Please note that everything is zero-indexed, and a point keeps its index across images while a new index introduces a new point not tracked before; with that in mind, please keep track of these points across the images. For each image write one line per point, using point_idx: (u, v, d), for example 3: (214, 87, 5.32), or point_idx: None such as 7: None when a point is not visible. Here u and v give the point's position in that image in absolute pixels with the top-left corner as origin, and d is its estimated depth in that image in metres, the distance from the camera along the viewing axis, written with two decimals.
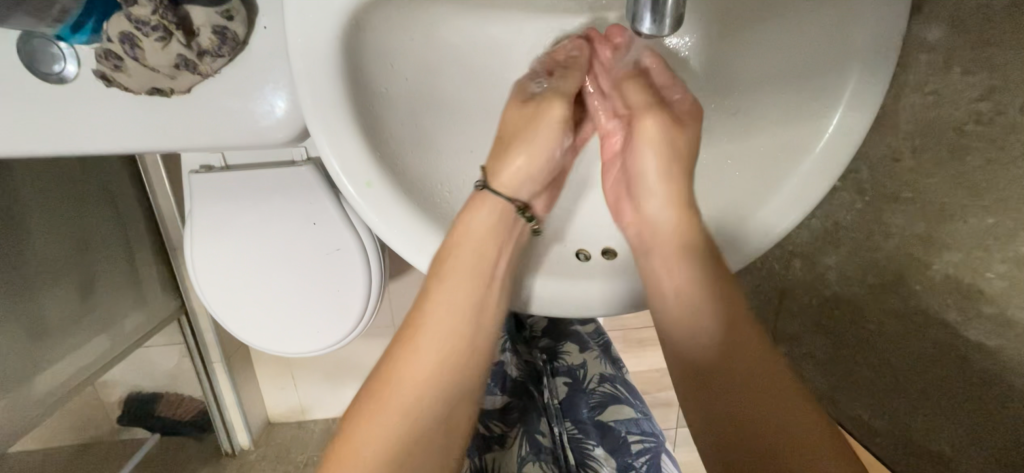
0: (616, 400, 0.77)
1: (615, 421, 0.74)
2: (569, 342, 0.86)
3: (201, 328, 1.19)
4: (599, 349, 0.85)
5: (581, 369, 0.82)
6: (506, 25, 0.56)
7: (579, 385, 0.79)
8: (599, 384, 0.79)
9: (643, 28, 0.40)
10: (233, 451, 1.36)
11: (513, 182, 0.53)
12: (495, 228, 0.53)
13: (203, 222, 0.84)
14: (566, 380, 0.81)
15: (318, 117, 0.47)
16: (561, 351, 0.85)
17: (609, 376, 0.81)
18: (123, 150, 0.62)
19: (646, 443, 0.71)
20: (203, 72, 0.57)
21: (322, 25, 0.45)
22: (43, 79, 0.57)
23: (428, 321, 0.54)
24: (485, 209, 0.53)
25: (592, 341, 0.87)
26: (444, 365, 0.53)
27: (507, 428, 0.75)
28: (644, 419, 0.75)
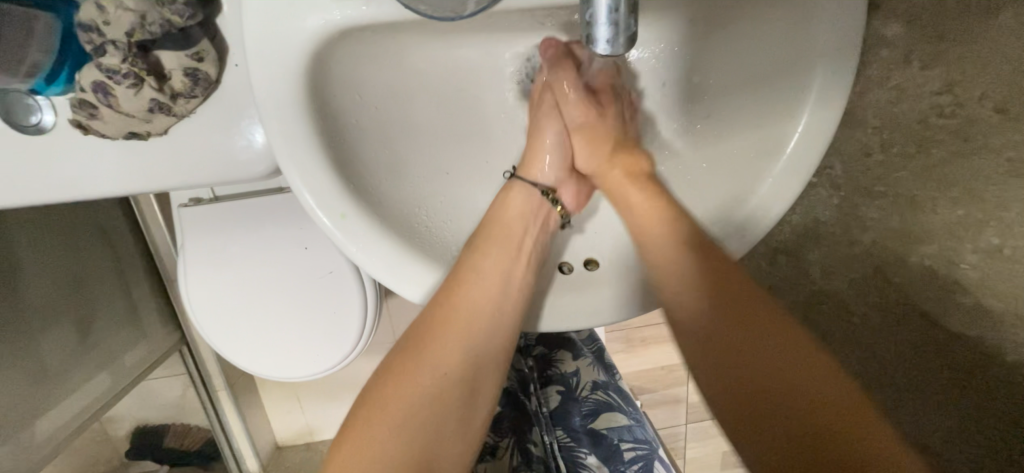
0: (609, 407, 0.88)
1: (608, 428, 0.85)
2: (563, 350, 0.96)
3: (203, 357, 1.36)
4: (592, 356, 0.96)
5: (573, 377, 0.92)
6: (475, 47, 0.55)
7: (572, 393, 0.90)
8: (591, 391, 0.90)
9: (598, 48, 0.38)
10: None
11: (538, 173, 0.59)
12: (526, 210, 0.57)
13: (198, 254, 1.08)
14: (559, 388, 0.91)
15: (287, 154, 0.46)
16: (555, 359, 0.95)
17: (602, 383, 0.91)
18: (106, 195, 0.62)
19: (638, 451, 0.83)
20: (178, 113, 0.57)
21: (283, 64, 0.44)
22: (22, 131, 0.58)
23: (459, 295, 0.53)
24: (518, 195, 0.58)
25: (586, 349, 0.97)
26: (472, 343, 0.54)
27: (499, 438, 0.84)
28: (636, 427, 0.87)
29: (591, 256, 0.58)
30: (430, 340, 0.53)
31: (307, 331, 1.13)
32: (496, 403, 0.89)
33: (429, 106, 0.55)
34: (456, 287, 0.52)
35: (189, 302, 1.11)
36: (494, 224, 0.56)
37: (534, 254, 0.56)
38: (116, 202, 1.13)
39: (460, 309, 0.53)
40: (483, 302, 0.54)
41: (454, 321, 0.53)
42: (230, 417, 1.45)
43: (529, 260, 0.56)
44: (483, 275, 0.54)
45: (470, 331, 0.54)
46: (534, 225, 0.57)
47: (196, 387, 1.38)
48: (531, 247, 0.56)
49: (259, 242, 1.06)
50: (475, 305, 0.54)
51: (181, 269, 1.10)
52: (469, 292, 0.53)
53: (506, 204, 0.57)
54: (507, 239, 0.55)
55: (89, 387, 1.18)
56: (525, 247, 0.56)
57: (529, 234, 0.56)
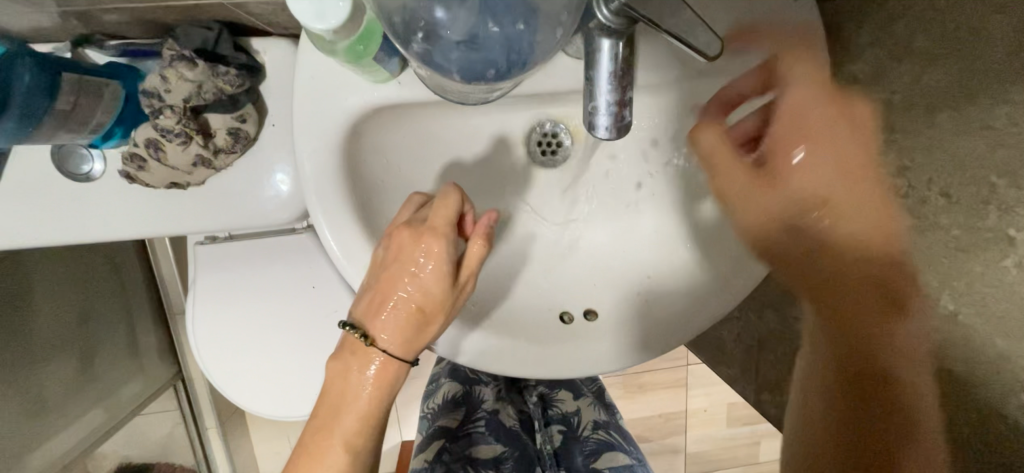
0: (610, 447, 0.88)
1: (609, 468, 0.85)
2: (563, 390, 0.98)
3: (195, 391, 1.42)
4: (593, 396, 0.97)
5: (575, 417, 0.93)
6: (488, 117, 0.61)
7: (573, 433, 0.91)
8: (593, 431, 0.91)
9: (601, 131, 0.43)
10: None
11: (402, 333, 0.51)
12: (388, 337, 0.50)
13: (206, 289, 1.11)
14: (560, 428, 0.92)
15: (322, 214, 0.52)
16: (556, 400, 0.96)
17: (603, 423, 0.92)
18: (135, 236, 0.67)
19: None
20: (218, 166, 0.63)
21: (323, 137, 0.50)
22: (71, 179, 0.63)
23: (346, 397, 0.52)
24: (381, 327, 0.51)
25: (586, 389, 0.99)
26: (367, 430, 0.53)
27: None
28: (638, 465, 0.85)
29: (590, 306, 0.62)
30: (330, 430, 0.52)
31: (306, 370, 1.16)
32: (499, 443, 0.88)
33: (444, 166, 0.60)
34: (344, 399, 0.52)
35: (190, 330, 1.13)
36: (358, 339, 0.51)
37: (390, 368, 0.51)
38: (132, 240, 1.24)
39: (324, 449, 0.51)
40: (377, 393, 0.52)
41: (337, 422, 0.52)
42: (217, 456, 1.48)
43: (385, 369, 0.51)
44: (368, 374, 0.51)
45: (367, 423, 0.52)
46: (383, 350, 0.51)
47: (186, 424, 1.44)
48: (389, 346, 0.51)
49: (270, 280, 1.10)
50: (359, 399, 0.52)
51: (189, 305, 1.12)
52: (352, 408, 0.52)
53: (360, 346, 0.51)
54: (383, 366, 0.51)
55: (83, 422, 1.21)
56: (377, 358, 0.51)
57: (380, 363, 0.51)
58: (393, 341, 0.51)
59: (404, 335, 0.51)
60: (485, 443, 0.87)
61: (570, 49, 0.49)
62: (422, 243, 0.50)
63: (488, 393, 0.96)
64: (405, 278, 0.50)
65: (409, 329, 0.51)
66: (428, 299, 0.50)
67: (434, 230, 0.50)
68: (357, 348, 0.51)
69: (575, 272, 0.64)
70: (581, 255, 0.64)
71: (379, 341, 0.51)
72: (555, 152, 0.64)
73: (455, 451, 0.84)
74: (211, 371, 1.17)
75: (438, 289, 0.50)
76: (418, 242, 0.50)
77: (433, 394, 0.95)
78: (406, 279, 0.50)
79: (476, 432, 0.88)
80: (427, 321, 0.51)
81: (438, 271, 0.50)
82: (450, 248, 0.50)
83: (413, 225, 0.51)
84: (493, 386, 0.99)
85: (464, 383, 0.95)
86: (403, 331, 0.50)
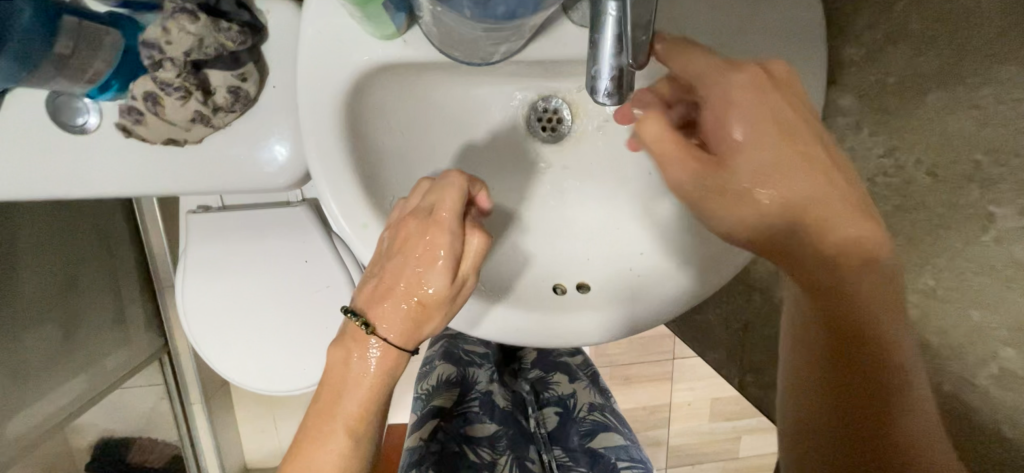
0: (604, 428, 0.88)
1: (605, 448, 0.85)
2: (558, 373, 0.99)
3: (181, 366, 1.41)
4: (587, 380, 0.97)
5: (570, 399, 0.94)
6: (489, 87, 0.62)
7: (569, 415, 0.92)
8: (588, 412, 0.91)
9: (601, 96, 0.45)
10: None
11: (402, 323, 0.49)
12: (388, 326, 0.49)
13: (197, 258, 1.10)
14: (556, 410, 0.94)
15: (321, 171, 0.52)
16: (551, 382, 0.98)
17: (598, 405, 0.92)
18: (128, 193, 0.66)
19: (635, 468, 0.81)
20: (216, 125, 0.63)
21: (326, 93, 0.50)
22: (66, 130, 0.62)
23: (347, 384, 0.50)
24: (383, 316, 0.49)
25: (580, 372, 0.99)
26: (371, 417, 0.51)
27: (498, 456, 0.82)
28: (632, 446, 0.86)
29: (583, 280, 0.63)
30: (332, 419, 0.50)
31: (296, 345, 1.16)
32: (494, 422, 0.87)
33: (444, 133, 0.61)
34: (345, 386, 0.50)
35: (179, 299, 1.13)
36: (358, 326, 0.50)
37: (391, 357, 0.49)
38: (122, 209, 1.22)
39: (325, 439, 0.49)
40: (379, 379, 0.50)
41: (338, 409, 0.50)
42: (201, 432, 1.48)
43: (387, 358, 0.49)
44: (368, 362, 0.49)
45: (369, 411, 0.50)
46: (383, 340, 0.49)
47: (169, 399, 1.43)
48: (389, 336, 0.49)
49: (262, 252, 1.09)
50: (360, 385, 0.50)
51: (180, 276, 1.12)
52: (354, 394, 0.50)
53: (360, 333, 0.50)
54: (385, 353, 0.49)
55: (65, 389, 1.19)
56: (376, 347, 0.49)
57: (379, 351, 0.49)
58: (392, 331, 0.49)
59: (405, 326, 0.49)
60: (480, 423, 0.86)
61: (575, 15, 0.50)
62: (427, 231, 0.48)
63: (483, 374, 0.96)
64: (410, 267, 0.48)
65: (411, 320, 0.49)
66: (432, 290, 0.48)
67: (442, 218, 0.48)
68: (357, 335, 0.50)
69: (569, 245, 0.65)
70: (575, 228, 0.65)
71: (380, 330, 0.49)
72: (555, 127, 0.65)
73: (450, 430, 0.84)
74: (199, 341, 1.16)
75: (441, 279, 0.48)
76: (424, 231, 0.48)
77: (428, 375, 0.94)
78: (411, 267, 0.48)
79: (471, 411, 0.89)
80: (430, 313, 0.49)
81: (443, 261, 0.48)
82: (457, 239, 0.48)
83: (421, 212, 0.49)
84: (488, 368, 0.99)
85: (457, 365, 0.96)
86: (404, 321, 0.49)
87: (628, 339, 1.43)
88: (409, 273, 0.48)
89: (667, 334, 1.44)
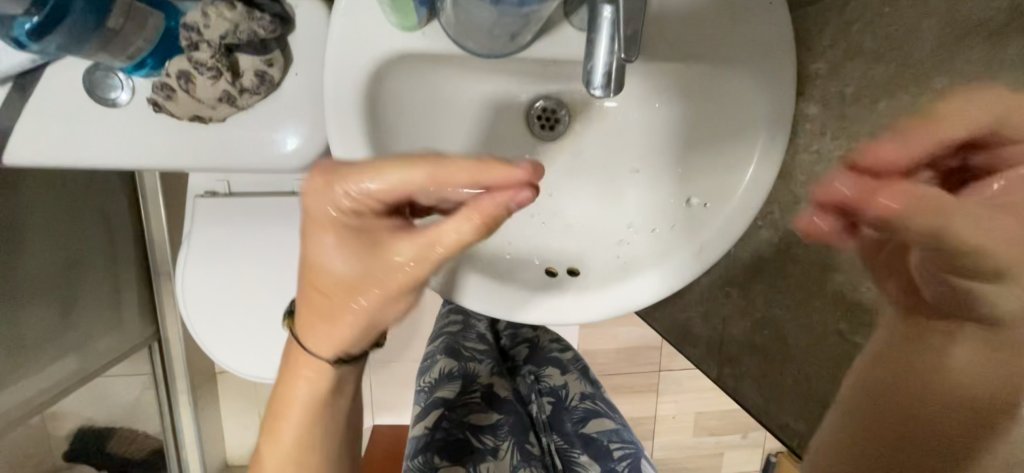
0: (596, 414, 0.93)
1: (598, 431, 0.89)
2: (551, 366, 1.04)
3: (171, 353, 1.42)
4: (577, 372, 1.02)
5: (563, 389, 0.98)
6: (493, 84, 0.68)
7: (563, 403, 0.95)
8: (580, 401, 0.96)
9: (595, 90, 0.50)
10: None
11: (326, 328, 0.50)
12: (313, 331, 0.51)
13: (200, 241, 1.13)
14: (550, 399, 0.96)
15: (341, 146, 0.57)
16: (545, 374, 1.02)
17: (589, 394, 0.97)
18: (148, 166, 0.71)
19: (625, 449, 0.85)
20: (240, 105, 0.68)
21: (350, 76, 0.56)
22: (98, 103, 0.67)
23: (293, 380, 0.55)
24: (311, 321, 0.51)
25: (571, 366, 1.04)
26: (324, 404, 0.56)
27: (498, 441, 0.85)
28: (623, 430, 0.90)
29: (573, 265, 0.69)
30: (286, 408, 0.56)
31: None
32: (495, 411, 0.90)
33: (453, 123, 0.66)
34: (290, 381, 0.55)
35: (179, 282, 1.15)
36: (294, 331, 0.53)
37: (325, 356, 0.52)
38: (126, 195, 1.26)
39: (282, 424, 0.56)
40: (320, 375, 0.54)
41: (288, 401, 0.56)
42: (185, 424, 1.48)
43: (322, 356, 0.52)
44: (305, 361, 0.54)
45: (319, 400, 0.56)
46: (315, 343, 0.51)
47: (156, 388, 1.43)
48: (318, 340, 0.51)
49: (265, 239, 1.13)
50: (304, 380, 0.54)
51: (182, 258, 1.14)
52: (300, 389, 0.55)
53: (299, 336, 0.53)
54: (313, 354, 0.53)
55: (57, 367, 1.19)
56: (311, 348, 0.52)
57: (313, 353, 0.53)
58: (317, 334, 0.51)
59: (328, 328, 0.50)
60: (481, 412, 0.89)
61: (575, 19, 0.57)
62: (343, 235, 0.45)
63: (481, 367, 1.00)
64: (325, 268, 0.46)
65: (334, 323, 0.49)
66: (347, 293, 0.47)
67: (356, 217, 0.44)
68: (297, 335, 0.54)
69: (562, 233, 0.70)
70: (566, 217, 0.71)
71: (310, 332, 0.51)
72: (553, 126, 0.71)
73: (453, 415, 0.86)
74: (196, 324, 1.18)
75: (354, 281, 0.46)
76: (328, 236, 0.45)
77: (430, 369, 1.00)
78: (324, 275, 0.47)
79: (473, 401, 0.91)
80: (354, 310, 0.48)
81: (358, 260, 0.46)
82: (365, 243, 0.45)
83: (338, 211, 0.45)
84: (487, 363, 1.03)
85: (456, 358, 1.00)
86: (330, 323, 0.50)
87: (616, 349, 1.47)
88: (325, 281, 0.47)
89: (654, 346, 1.49)
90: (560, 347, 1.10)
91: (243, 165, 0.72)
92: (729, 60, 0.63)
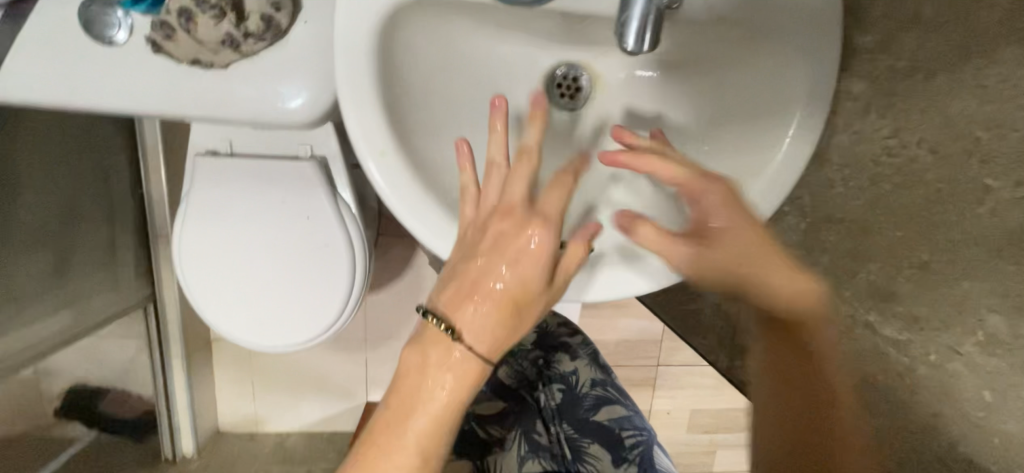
0: (608, 401, 0.91)
1: (610, 419, 0.88)
2: (560, 351, 0.95)
3: (166, 318, 1.40)
4: (588, 357, 0.95)
5: (573, 376, 0.93)
6: (513, 45, 0.64)
7: (573, 391, 0.91)
8: (591, 387, 0.92)
9: (627, 44, 0.48)
10: (174, 457, 1.52)
11: (458, 357, 0.50)
12: (453, 361, 0.50)
13: (199, 202, 1.10)
14: (560, 387, 0.92)
15: (350, 94, 0.53)
16: (553, 360, 0.94)
17: (600, 380, 0.93)
18: (143, 111, 0.66)
19: (637, 437, 0.86)
20: (244, 52, 0.64)
21: (364, 18, 0.52)
22: (94, 41, 0.63)
23: (411, 406, 0.50)
24: (451, 344, 0.50)
25: (581, 349, 0.95)
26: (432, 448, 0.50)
27: (506, 431, 0.86)
28: (635, 415, 0.90)
29: (586, 241, 0.64)
30: (386, 446, 0.50)
31: (290, 301, 1.15)
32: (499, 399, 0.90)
33: (469, 83, 0.63)
34: (407, 408, 0.50)
35: (177, 243, 1.13)
36: (429, 354, 0.50)
37: (450, 391, 0.50)
38: (125, 153, 1.24)
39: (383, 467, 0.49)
40: (443, 409, 0.50)
41: (399, 436, 0.50)
42: (178, 390, 1.47)
43: (450, 388, 0.50)
44: (432, 388, 0.50)
45: (428, 442, 0.50)
46: (445, 371, 0.50)
47: (150, 351, 1.42)
48: (448, 368, 0.50)
49: (266, 204, 1.10)
50: (425, 414, 0.50)
51: (180, 219, 1.11)
52: (415, 422, 0.50)
53: (427, 354, 0.50)
54: (453, 382, 0.50)
55: (51, 321, 1.17)
56: (439, 379, 0.50)
57: (441, 384, 0.50)
58: (453, 361, 0.50)
59: (463, 354, 0.50)
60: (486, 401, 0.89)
61: None
62: (486, 264, 0.50)
63: None
64: (466, 301, 0.50)
65: (465, 351, 0.50)
66: (487, 326, 0.50)
67: (503, 252, 0.50)
68: (428, 353, 0.50)
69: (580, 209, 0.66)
70: (586, 191, 0.66)
71: (446, 353, 0.50)
72: (572, 95, 0.68)
73: None
74: (192, 288, 1.15)
75: (493, 319, 0.50)
76: (485, 273, 0.50)
77: None
78: (467, 306, 0.50)
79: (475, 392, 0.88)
80: (486, 340, 0.50)
81: (497, 299, 0.50)
82: (511, 272, 0.50)
83: (481, 242, 0.52)
84: None
85: None
86: (468, 354, 0.50)
87: (614, 341, 1.44)
88: (463, 311, 0.50)
89: (654, 340, 1.46)
90: (566, 327, 0.99)
91: (244, 117, 0.67)
92: (769, 28, 0.58)
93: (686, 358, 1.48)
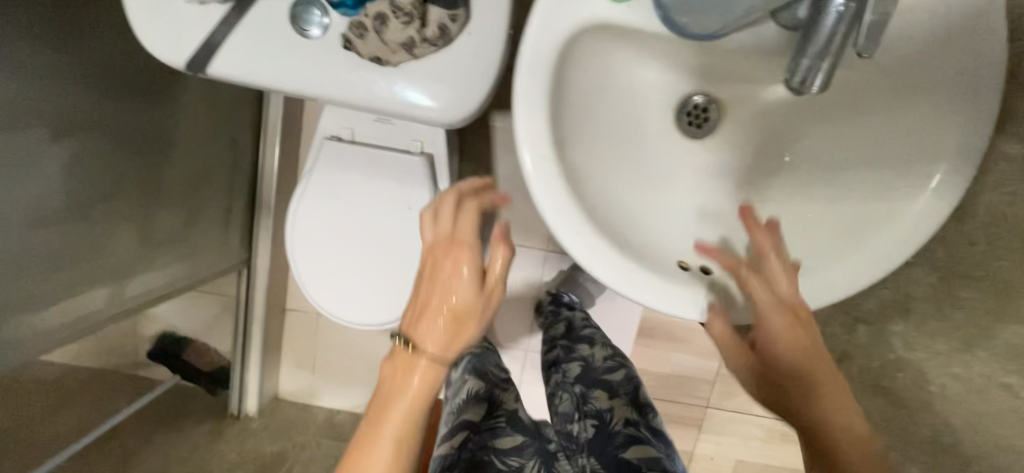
0: (639, 440, 0.75)
1: (641, 459, 0.72)
2: (598, 387, 0.86)
3: (255, 283, 1.49)
4: (627, 396, 0.84)
5: (608, 411, 0.81)
6: (658, 72, 0.70)
7: (605, 426, 0.78)
8: (624, 425, 0.78)
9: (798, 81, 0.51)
10: (239, 413, 1.60)
11: (416, 364, 0.62)
12: (413, 364, 0.62)
13: (318, 180, 1.21)
14: (593, 422, 0.80)
15: (525, 100, 0.59)
16: (590, 395, 0.84)
17: (635, 419, 0.80)
18: (322, 97, 0.77)
19: None
20: (416, 54, 0.73)
21: (551, 35, 0.58)
22: (294, 33, 0.74)
23: (384, 412, 0.61)
24: (412, 357, 0.62)
25: (620, 388, 0.86)
26: (406, 444, 0.59)
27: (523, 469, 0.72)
28: (667, 459, 0.74)
29: (707, 264, 0.67)
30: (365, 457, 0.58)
31: (379, 282, 1.24)
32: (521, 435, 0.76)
33: (614, 101, 0.68)
34: (380, 418, 0.60)
35: (290, 214, 1.23)
36: (395, 370, 0.63)
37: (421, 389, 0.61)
38: (249, 127, 1.35)
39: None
40: (410, 406, 0.61)
41: (373, 444, 0.59)
42: (252, 350, 1.55)
43: (417, 390, 0.61)
44: (398, 393, 0.61)
45: (402, 440, 0.59)
46: (411, 378, 0.62)
47: (236, 309, 1.53)
48: (416, 375, 0.62)
49: (375, 189, 1.20)
50: (394, 414, 0.60)
51: (298, 193, 1.23)
52: (389, 427, 0.60)
53: (396, 374, 0.63)
54: (416, 386, 0.61)
55: (171, 269, 1.30)
56: (409, 386, 0.61)
57: (408, 389, 0.61)
58: (413, 369, 0.62)
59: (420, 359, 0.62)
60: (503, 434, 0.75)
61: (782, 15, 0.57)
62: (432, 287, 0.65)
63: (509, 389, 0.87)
64: (423, 321, 0.64)
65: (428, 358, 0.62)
66: (440, 331, 0.63)
67: (439, 274, 0.65)
68: (395, 373, 0.63)
69: (701, 232, 0.70)
70: (705, 215, 0.71)
71: (406, 368, 0.62)
72: (701, 122, 0.71)
73: (470, 445, 0.72)
74: (296, 258, 1.25)
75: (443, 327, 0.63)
76: (429, 294, 0.65)
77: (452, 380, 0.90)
78: (418, 327, 0.64)
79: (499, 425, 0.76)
80: (441, 340, 0.63)
81: (447, 309, 0.64)
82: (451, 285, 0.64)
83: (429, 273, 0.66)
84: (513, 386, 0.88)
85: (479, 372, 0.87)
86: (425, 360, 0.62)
87: (667, 375, 1.42)
88: (418, 330, 0.64)
89: (706, 380, 1.42)
90: (610, 362, 0.92)
91: (403, 111, 0.76)
92: (926, 78, 0.60)
93: (740, 405, 1.42)
